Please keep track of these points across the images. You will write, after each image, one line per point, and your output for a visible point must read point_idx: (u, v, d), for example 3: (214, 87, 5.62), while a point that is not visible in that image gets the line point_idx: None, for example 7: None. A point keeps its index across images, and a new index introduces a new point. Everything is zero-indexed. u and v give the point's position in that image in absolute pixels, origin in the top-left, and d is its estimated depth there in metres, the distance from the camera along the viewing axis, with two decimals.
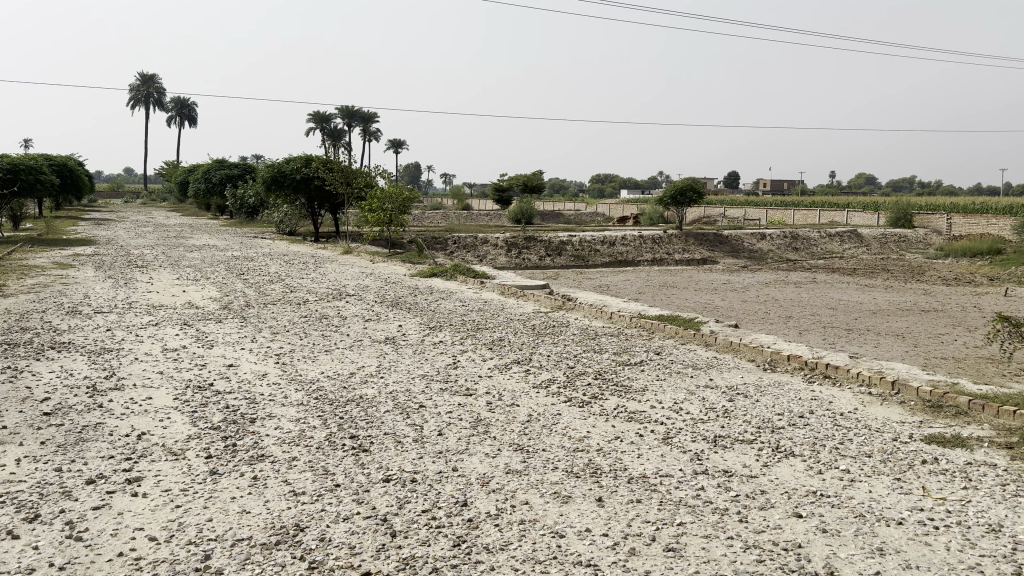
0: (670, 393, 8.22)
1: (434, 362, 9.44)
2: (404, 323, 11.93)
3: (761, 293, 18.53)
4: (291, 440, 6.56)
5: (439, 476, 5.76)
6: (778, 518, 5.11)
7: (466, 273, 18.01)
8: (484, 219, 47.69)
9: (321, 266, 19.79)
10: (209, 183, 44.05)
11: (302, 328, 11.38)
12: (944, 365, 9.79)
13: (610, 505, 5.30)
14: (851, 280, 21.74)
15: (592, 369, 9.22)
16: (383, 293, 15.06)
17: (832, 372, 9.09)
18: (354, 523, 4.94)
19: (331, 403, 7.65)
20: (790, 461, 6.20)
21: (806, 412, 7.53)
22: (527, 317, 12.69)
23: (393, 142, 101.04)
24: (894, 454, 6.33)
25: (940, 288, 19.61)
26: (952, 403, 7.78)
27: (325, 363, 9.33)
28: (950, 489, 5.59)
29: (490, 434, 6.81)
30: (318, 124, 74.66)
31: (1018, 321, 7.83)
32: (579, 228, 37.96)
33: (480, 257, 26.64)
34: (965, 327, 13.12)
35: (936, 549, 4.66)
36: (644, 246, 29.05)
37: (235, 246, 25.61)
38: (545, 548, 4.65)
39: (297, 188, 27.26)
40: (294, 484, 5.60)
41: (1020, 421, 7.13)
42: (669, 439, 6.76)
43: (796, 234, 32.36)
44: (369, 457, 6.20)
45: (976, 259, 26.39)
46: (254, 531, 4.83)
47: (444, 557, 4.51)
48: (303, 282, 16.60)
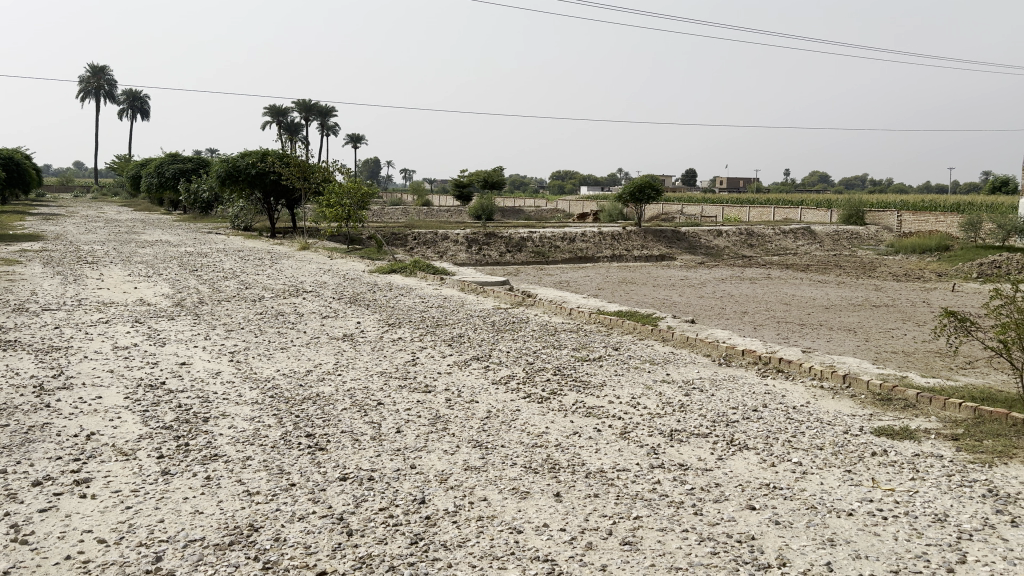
0: (629, 388, 8.28)
1: (392, 359, 9.35)
2: (363, 320, 11.80)
3: (718, 290, 18.71)
4: (245, 439, 6.45)
5: (398, 474, 5.72)
6: (732, 510, 5.17)
7: (426, 269, 17.93)
8: (438, 220, 43.41)
9: (277, 262, 19.54)
10: (161, 178, 42.91)
11: (258, 326, 11.19)
12: (895, 359, 10.03)
13: (568, 500, 5.32)
14: (804, 276, 22.20)
15: (551, 365, 9.24)
16: (342, 290, 14.86)
17: (785, 367, 9.23)
18: (310, 523, 4.87)
19: (286, 402, 7.52)
20: (744, 454, 6.29)
21: (760, 406, 7.64)
22: (487, 313, 12.69)
23: (353, 137, 99.67)
24: (845, 446, 6.45)
25: (890, 285, 20.01)
26: (901, 397, 7.94)
27: (281, 361, 9.19)
28: (898, 480, 5.71)
29: (448, 431, 6.78)
30: (274, 118, 73.41)
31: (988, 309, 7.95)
32: (540, 228, 32.38)
33: (440, 252, 26.50)
34: (914, 321, 13.48)
35: (885, 539, 4.75)
36: (603, 242, 29.19)
37: (188, 242, 25.15)
38: (502, 544, 4.64)
39: (252, 183, 26.78)
40: (248, 484, 5.50)
41: (966, 413, 7.32)
42: (626, 433, 6.81)
43: (752, 232, 32.79)
44: (326, 455, 6.12)
45: (925, 255, 27.09)
46: (206, 532, 4.74)
47: (402, 554, 4.48)
48: (259, 278, 16.41)
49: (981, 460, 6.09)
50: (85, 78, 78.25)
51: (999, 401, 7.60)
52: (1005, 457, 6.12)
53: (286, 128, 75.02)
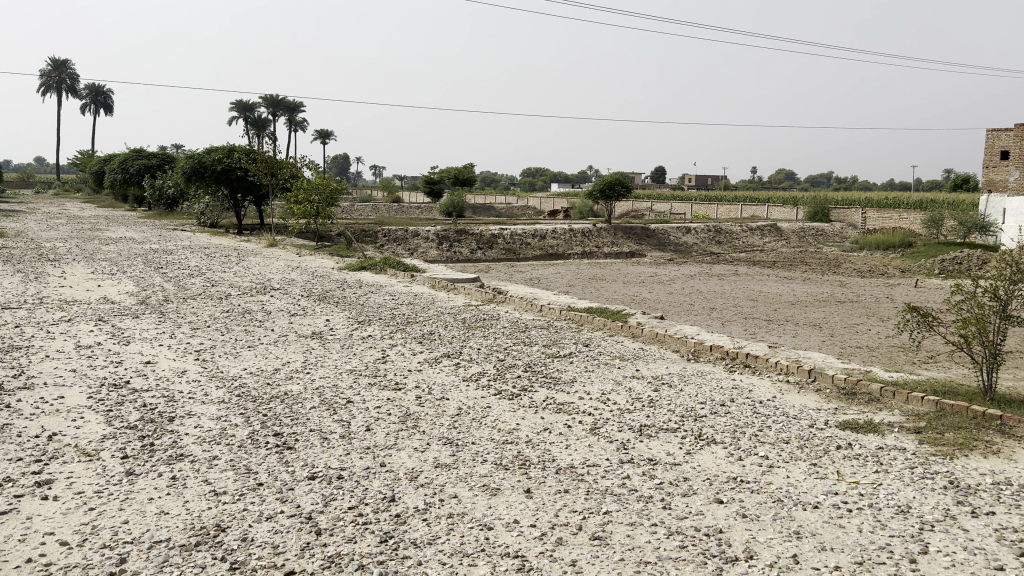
0: (599, 384, 8.31)
1: (362, 357, 9.29)
2: (331, 318, 11.70)
3: (688, 286, 18.85)
4: (211, 439, 6.37)
5: (366, 472, 5.69)
6: (699, 504, 5.22)
7: (397, 266, 17.82)
8: (411, 220, 38.36)
9: (244, 259, 19.29)
10: (125, 174, 41.98)
11: (225, 324, 11.04)
12: (859, 353, 10.18)
13: (538, 496, 5.33)
14: (771, 272, 22.45)
15: (522, 362, 9.24)
16: (311, 287, 14.73)
17: (752, 362, 9.33)
18: (277, 523, 4.83)
19: (253, 401, 7.42)
20: (711, 448, 6.35)
21: (727, 400, 7.72)
22: (457, 310, 12.65)
23: (321, 133, 98.90)
24: (811, 440, 6.54)
25: (855, 280, 20.34)
26: (865, 391, 8.06)
27: (248, 359, 9.10)
28: (863, 473, 5.80)
29: (418, 429, 6.76)
30: (241, 114, 72.42)
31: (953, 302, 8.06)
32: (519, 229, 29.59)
33: (410, 249, 26.35)
34: (878, 316, 13.72)
35: (849, 531, 4.82)
36: (574, 239, 29.29)
37: (153, 239, 24.75)
38: (472, 541, 4.63)
39: (218, 179, 26.42)
40: (214, 484, 5.43)
41: (928, 407, 7.46)
42: (596, 429, 6.83)
43: (719, 229, 33.11)
44: (294, 454, 6.06)
45: (889, 251, 27.55)
46: (172, 532, 4.67)
47: (371, 553, 4.45)
48: (225, 275, 16.20)
49: (942, 452, 6.21)
50: (46, 72, 76.63)
51: (959, 394, 7.76)
52: (966, 450, 6.24)
53: (253, 124, 74.15)
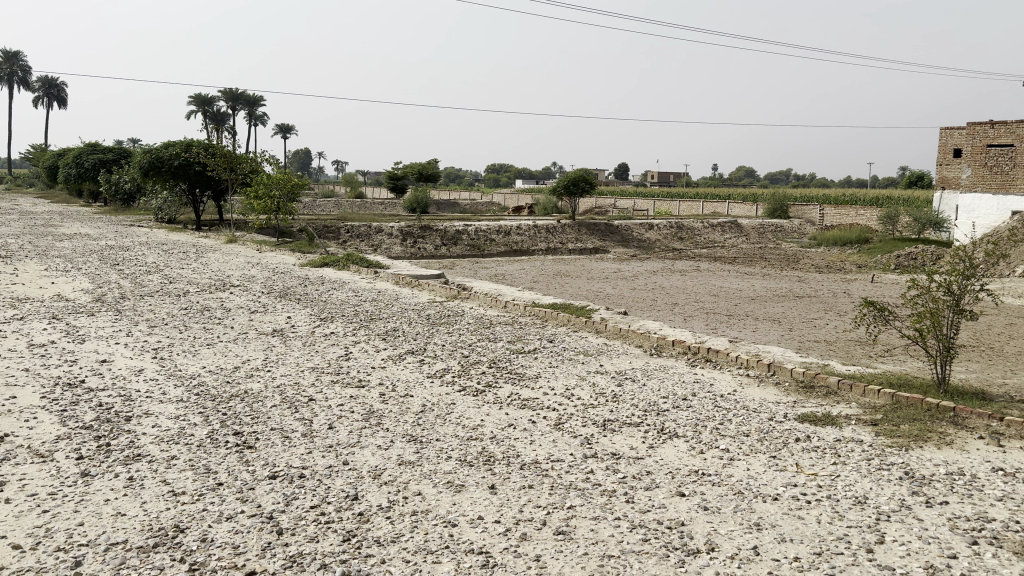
0: (563, 379, 8.36)
1: (324, 355, 9.20)
2: (293, 315, 11.56)
3: (650, 282, 19.01)
4: (169, 438, 6.25)
5: (329, 471, 5.63)
6: (662, 497, 5.27)
7: (359, 262, 17.68)
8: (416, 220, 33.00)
9: (202, 256, 18.97)
10: (80, 168, 41.06)
11: (183, 322, 10.86)
12: (817, 347, 10.33)
13: (503, 492, 5.32)
14: (732, 268, 22.77)
15: (487, 358, 9.23)
16: (272, 284, 14.56)
17: (713, 356, 9.41)
18: (238, 523, 4.75)
19: (212, 400, 7.30)
20: (674, 442, 6.40)
21: (689, 394, 7.79)
22: (422, 307, 12.57)
23: (280, 129, 97.20)
24: (770, 433, 6.63)
25: (813, 276, 20.68)
26: (823, 383, 8.20)
27: (207, 357, 8.95)
28: (821, 465, 5.89)
29: (382, 426, 6.71)
30: (200, 108, 71.10)
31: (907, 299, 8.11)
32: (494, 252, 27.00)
33: (374, 245, 26.13)
34: (836, 311, 13.97)
35: (808, 522, 4.89)
36: (538, 236, 29.35)
37: (108, 235, 24.24)
38: (437, 538, 4.61)
39: (175, 174, 25.93)
40: (172, 484, 5.33)
41: (884, 399, 7.60)
42: (561, 424, 6.85)
43: (682, 225, 33.38)
44: (255, 453, 5.97)
45: (846, 246, 28.03)
46: (129, 534, 4.58)
47: (333, 552, 4.40)
48: (184, 272, 15.91)
49: (898, 443, 6.33)
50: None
51: (914, 387, 7.93)
52: (921, 441, 6.38)
53: (212, 118, 73.01)
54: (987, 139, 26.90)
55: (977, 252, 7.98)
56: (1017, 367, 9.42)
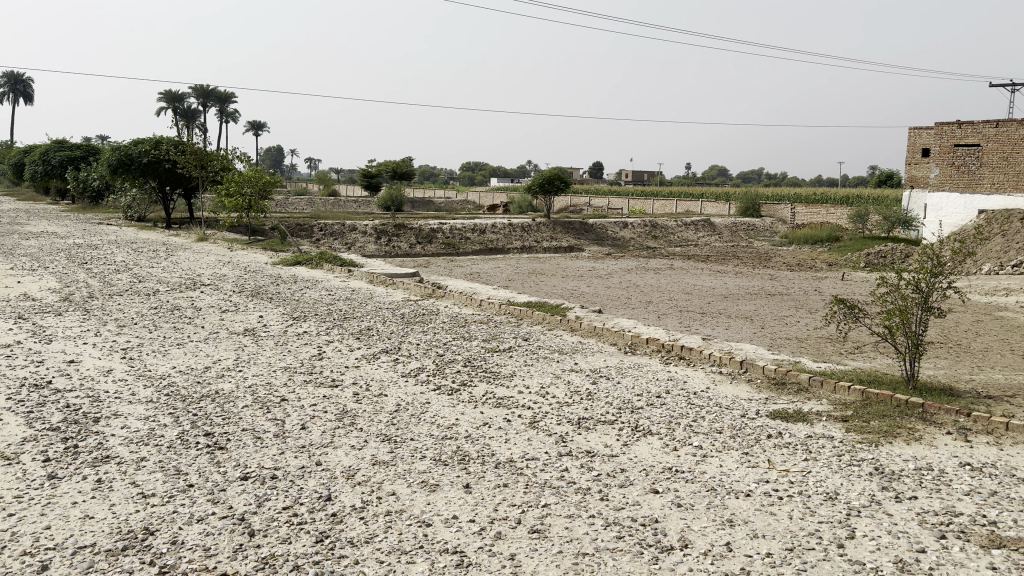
0: (538, 377, 8.37)
1: (297, 354, 9.13)
2: (266, 314, 11.45)
3: (624, 280, 19.09)
4: (138, 439, 6.16)
5: (302, 472, 5.57)
6: (636, 494, 5.28)
7: (333, 261, 17.57)
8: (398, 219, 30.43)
9: (173, 254, 18.75)
10: (47, 165, 40.30)
11: (153, 321, 10.71)
12: (789, 345, 10.44)
13: (478, 491, 5.30)
14: (705, 266, 22.94)
15: (461, 357, 9.20)
16: (244, 283, 14.41)
17: (687, 354, 9.48)
18: (209, 524, 4.69)
19: (183, 400, 7.21)
20: (647, 439, 6.42)
21: (663, 392, 7.83)
22: (396, 305, 12.52)
23: (252, 125, 95.83)
24: (743, 430, 6.68)
25: (784, 274, 20.88)
26: (794, 380, 8.28)
27: (177, 357, 8.83)
28: (792, 461, 5.95)
29: (356, 426, 6.66)
30: (171, 104, 70.13)
31: (876, 297, 8.21)
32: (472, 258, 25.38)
33: (348, 244, 25.94)
34: (807, 309, 14.12)
35: (780, 518, 4.93)
36: (513, 234, 29.36)
37: (77, 233, 23.85)
38: (411, 539, 4.58)
39: (145, 172, 25.55)
40: (142, 486, 5.25)
41: (855, 396, 7.69)
42: (536, 422, 6.85)
43: (655, 224, 33.53)
44: (225, 454, 5.90)
45: (817, 245, 28.34)
46: (98, 537, 4.50)
47: (306, 553, 4.36)
48: (154, 271, 15.68)
49: (867, 439, 6.41)
50: None
51: (884, 384, 8.03)
52: (891, 437, 6.46)
53: (183, 115, 72.11)
54: (954, 139, 27.37)
55: (945, 250, 8.09)
56: (984, 363, 9.59)
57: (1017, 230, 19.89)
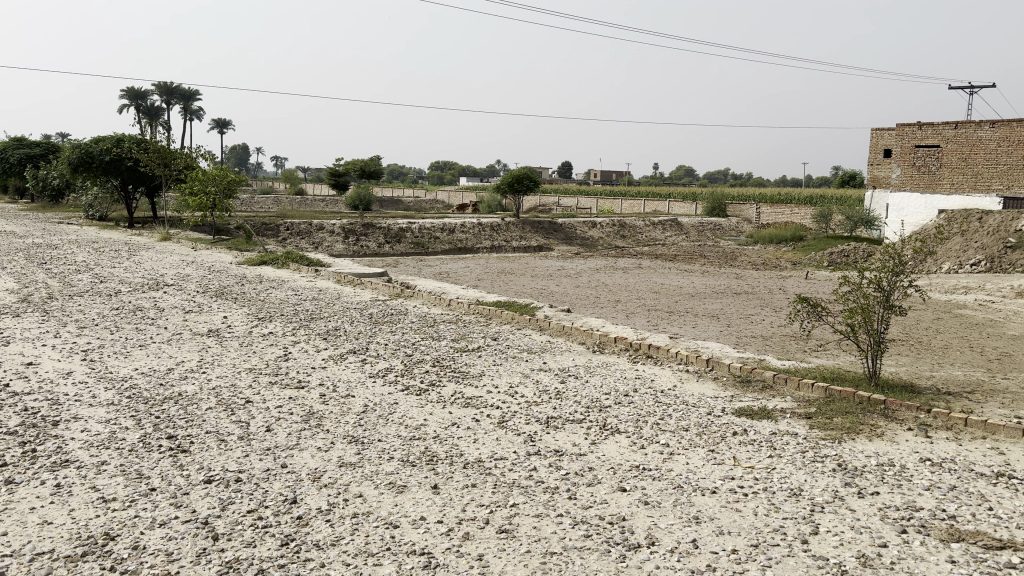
0: (507, 377, 8.37)
1: (262, 355, 9.02)
2: (230, 315, 11.30)
3: (593, 279, 19.17)
4: (99, 443, 6.04)
5: (267, 474, 5.51)
6: (604, 493, 5.30)
7: (299, 260, 17.40)
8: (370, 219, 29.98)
9: (135, 254, 18.43)
10: (5, 163, 39.43)
11: (114, 322, 10.51)
12: (755, 343, 10.56)
13: (445, 492, 5.28)
14: (672, 265, 23.13)
15: (430, 357, 9.17)
16: (207, 283, 14.22)
17: (654, 353, 9.53)
18: (172, 528, 4.62)
19: (145, 403, 7.10)
20: (615, 438, 6.46)
21: (631, 390, 7.87)
22: (364, 305, 12.43)
23: (217, 122, 94.73)
24: (709, 427, 6.73)
25: (750, 273, 21.07)
26: (759, 378, 8.37)
27: (139, 359, 8.68)
28: (758, 458, 6.01)
29: (322, 427, 6.60)
30: (133, 102, 68.99)
31: (838, 294, 8.33)
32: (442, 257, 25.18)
33: (315, 243, 25.69)
34: (772, 307, 14.30)
35: (745, 515, 4.98)
36: (482, 234, 29.31)
37: (36, 233, 23.35)
38: (377, 541, 4.55)
39: (106, 171, 25.12)
40: (103, 490, 5.15)
41: (818, 393, 7.80)
42: (504, 422, 6.84)
43: (624, 224, 33.68)
44: (189, 457, 5.82)
45: (782, 245, 28.70)
46: (56, 543, 4.40)
47: (271, 557, 4.31)
48: (115, 271, 15.41)
49: (830, 436, 6.49)
50: None
51: (846, 380, 8.16)
52: (853, 433, 6.56)
53: (145, 113, 70.96)
54: (915, 141, 27.80)
55: (905, 249, 8.22)
56: (943, 359, 9.79)
57: (975, 229, 20.35)
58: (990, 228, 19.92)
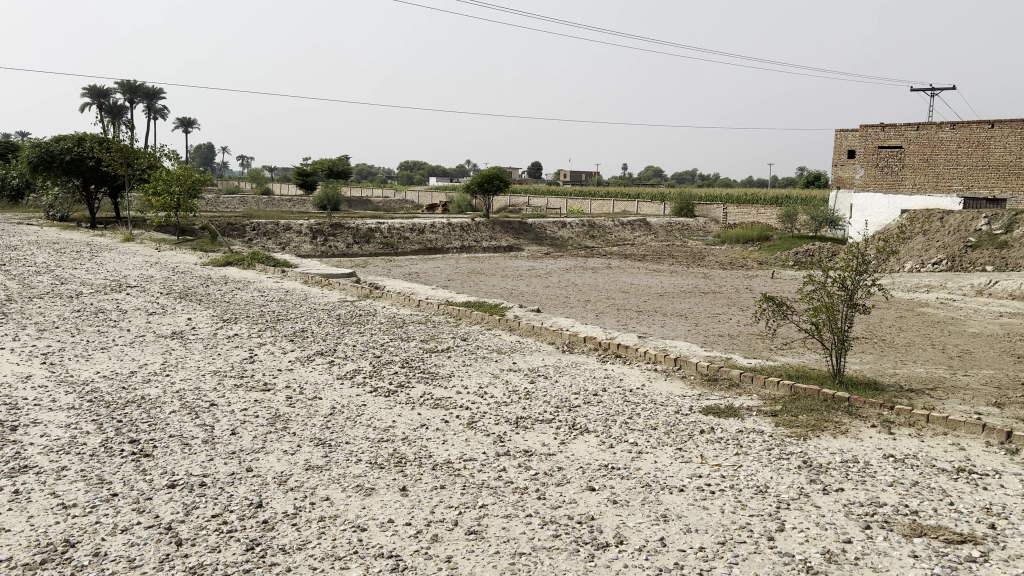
0: (476, 377, 8.35)
1: (227, 357, 8.90)
2: (194, 317, 11.14)
3: (563, 279, 19.20)
4: (58, 448, 5.91)
5: (232, 478, 5.43)
6: (573, 492, 5.31)
7: (265, 261, 17.21)
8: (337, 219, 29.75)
9: (97, 255, 18.10)
10: None
11: (75, 325, 10.30)
12: (722, 341, 10.67)
13: (414, 494, 5.25)
14: (641, 265, 23.28)
15: (399, 358, 9.11)
16: (171, 284, 14.01)
17: (623, 352, 9.57)
18: (134, 534, 4.54)
19: (107, 406, 6.96)
20: (585, 437, 6.48)
21: (600, 390, 7.89)
22: (331, 306, 12.33)
23: (183, 120, 93.50)
24: (676, 425, 6.78)
25: (717, 273, 21.24)
26: (726, 376, 8.45)
27: (100, 362, 8.53)
28: (724, 455, 6.06)
29: (288, 430, 6.53)
30: (94, 100, 67.75)
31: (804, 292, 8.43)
32: (411, 258, 25.07)
33: (282, 243, 25.44)
34: (738, 306, 14.45)
35: (713, 512, 5.02)
36: (452, 234, 29.24)
37: None
38: (345, 544, 4.51)
39: (67, 170, 24.66)
40: (63, 496, 5.04)
41: (784, 391, 7.89)
42: (473, 423, 6.82)
43: (593, 224, 33.79)
44: (152, 462, 5.72)
45: (748, 245, 29.02)
46: (13, 551, 4.29)
47: (237, 562, 4.25)
48: (76, 272, 15.11)
49: (796, 434, 6.57)
50: None
51: (812, 378, 8.28)
52: (818, 431, 6.64)
53: (108, 111, 69.74)
54: (879, 141, 28.15)
55: (869, 249, 8.33)
56: (906, 357, 9.96)
57: (936, 229, 20.74)
58: (951, 227, 20.33)
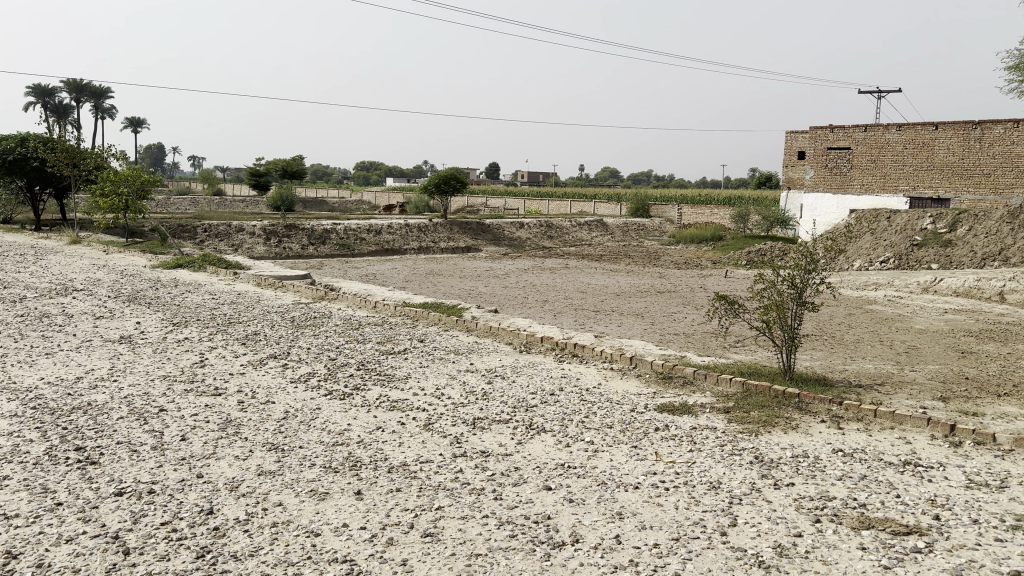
0: (433, 379, 8.30)
1: (177, 362, 8.72)
2: (143, 321, 10.89)
3: (521, 280, 19.21)
4: (0, 457, 5.74)
5: (182, 485, 5.33)
6: (529, 492, 5.32)
7: (217, 263, 16.90)
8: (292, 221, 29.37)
9: (41, 258, 17.59)
10: None
11: (18, 330, 9.99)
12: (677, 339, 10.80)
13: (369, 497, 5.21)
14: (597, 265, 23.43)
15: (354, 360, 9.02)
16: (119, 288, 13.67)
17: (579, 351, 9.63)
18: (79, 544, 4.42)
19: (51, 413, 6.78)
20: (541, 437, 6.49)
21: (557, 390, 7.92)
22: (286, 309, 12.16)
23: (132, 120, 91.48)
24: (632, 424, 6.83)
25: (673, 272, 21.47)
26: (680, 374, 8.54)
27: (45, 368, 8.29)
28: (678, 452, 6.13)
29: (240, 435, 6.42)
30: (39, 99, 65.95)
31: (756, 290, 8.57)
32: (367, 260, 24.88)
33: (235, 245, 25.04)
34: (693, 305, 14.62)
35: (667, 508, 5.08)
36: (409, 235, 29.08)
37: None
38: (298, 550, 4.45)
39: (10, 171, 23.95)
40: (4, 507, 4.89)
41: (736, 388, 7.99)
42: (430, 425, 6.79)
43: (550, 224, 33.89)
44: (98, 469, 5.58)
45: (702, 245, 29.39)
46: None
47: (186, 570, 4.17)
48: (19, 276, 14.65)
49: (748, 430, 6.68)
50: None
51: (763, 375, 8.41)
52: (769, 426, 6.76)
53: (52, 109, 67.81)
54: (828, 142, 28.94)
55: (818, 248, 8.49)
56: (855, 353, 10.19)
57: (884, 229, 21.22)
58: (897, 227, 20.80)
